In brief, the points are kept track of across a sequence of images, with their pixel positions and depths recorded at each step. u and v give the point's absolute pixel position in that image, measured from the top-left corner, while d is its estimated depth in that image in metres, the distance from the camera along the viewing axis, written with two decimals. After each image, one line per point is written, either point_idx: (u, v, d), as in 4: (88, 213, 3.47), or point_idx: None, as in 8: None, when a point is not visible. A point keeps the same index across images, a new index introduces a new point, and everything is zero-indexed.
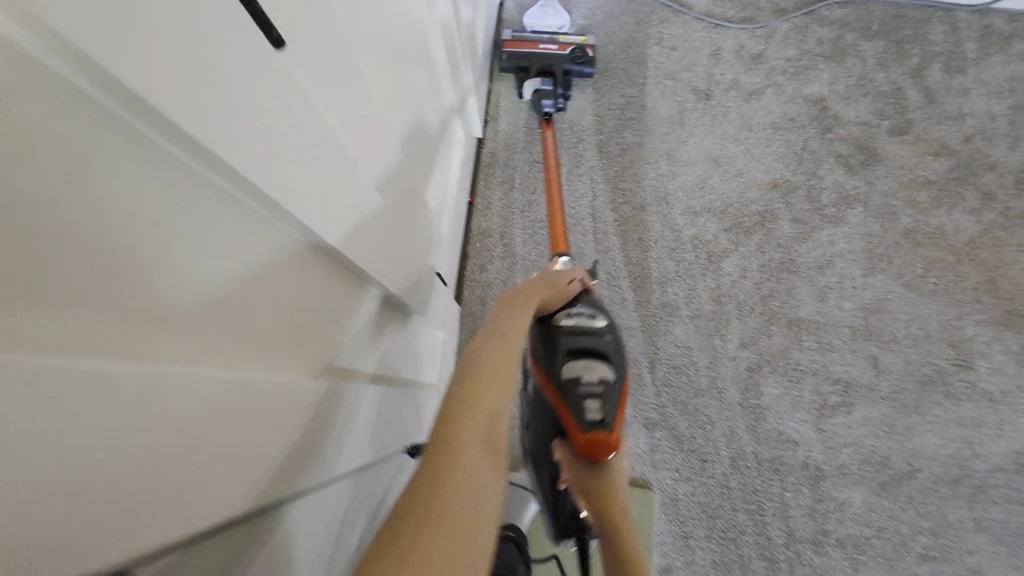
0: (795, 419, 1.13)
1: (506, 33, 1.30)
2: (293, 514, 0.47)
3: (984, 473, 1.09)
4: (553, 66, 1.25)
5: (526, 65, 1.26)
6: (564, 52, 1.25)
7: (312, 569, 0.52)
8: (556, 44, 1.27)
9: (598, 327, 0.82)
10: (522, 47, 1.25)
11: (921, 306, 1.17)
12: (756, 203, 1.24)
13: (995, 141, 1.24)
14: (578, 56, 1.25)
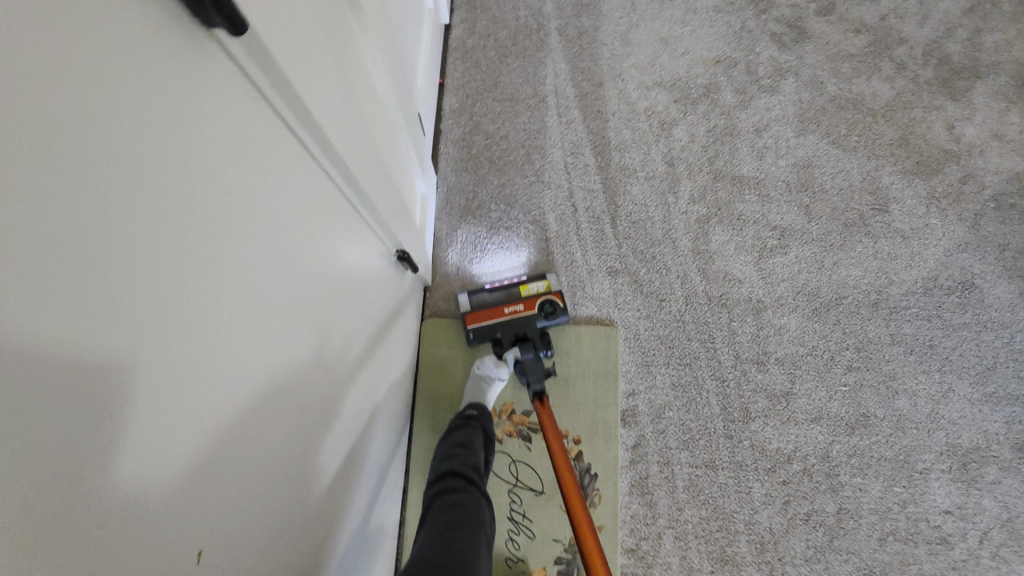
0: (739, 261, 1.28)
1: (462, 299, 1.19)
2: (304, 281, 0.60)
3: (897, 296, 1.27)
4: (527, 331, 1.15)
5: (498, 335, 1.15)
6: (533, 312, 1.15)
7: (317, 327, 0.65)
8: (521, 302, 1.17)
9: None
10: (491, 320, 1.15)
11: (845, 161, 1.33)
12: (701, 77, 1.37)
13: (905, 20, 1.42)
14: (547, 310, 1.16)
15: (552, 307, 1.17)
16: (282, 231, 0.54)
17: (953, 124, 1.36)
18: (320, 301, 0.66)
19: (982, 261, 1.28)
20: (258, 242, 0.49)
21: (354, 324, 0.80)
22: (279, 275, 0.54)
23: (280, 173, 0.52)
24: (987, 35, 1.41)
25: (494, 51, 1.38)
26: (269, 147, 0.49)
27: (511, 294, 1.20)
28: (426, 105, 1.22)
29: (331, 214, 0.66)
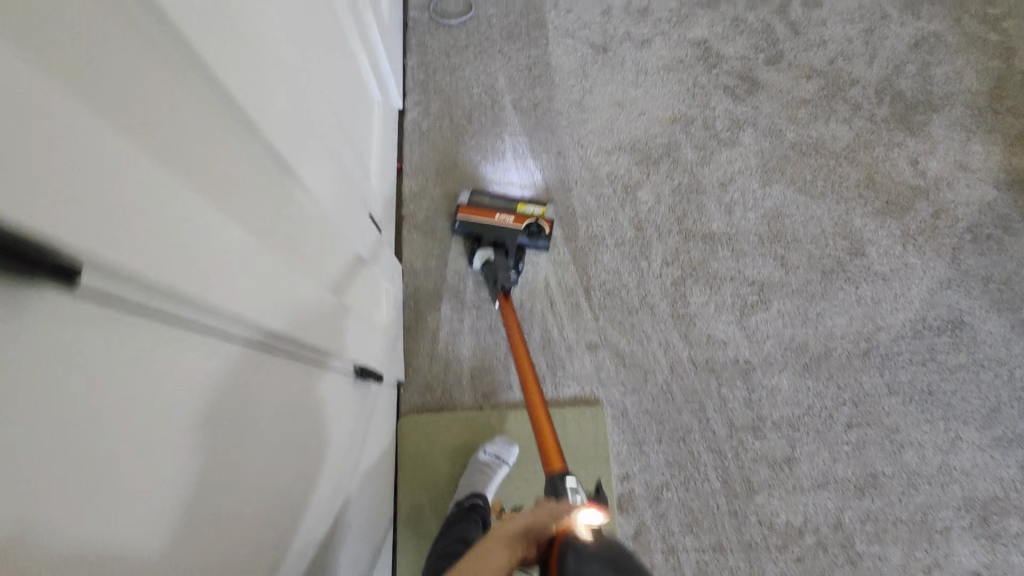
0: (721, 321, 1.24)
1: (462, 192, 1.22)
2: (244, 457, 0.52)
3: (888, 342, 1.22)
4: (506, 242, 1.19)
5: (478, 234, 1.20)
6: (520, 227, 1.18)
7: (269, 494, 0.58)
8: (512, 214, 1.20)
9: None
10: (476, 216, 1.19)
11: (815, 208, 1.31)
12: (659, 137, 1.36)
13: (854, 60, 1.42)
14: (534, 231, 1.19)
15: (539, 231, 1.19)
16: (208, 417, 0.46)
17: (916, 160, 1.35)
18: (270, 461, 0.58)
19: (969, 297, 1.25)
20: (174, 451, 0.41)
21: (318, 469, 0.73)
22: (210, 467, 0.46)
23: (196, 355, 0.44)
24: (936, 68, 1.42)
25: (451, 131, 1.36)
26: (175, 338, 0.42)
27: (506, 206, 1.23)
28: (382, 195, 1.18)
29: (270, 362, 0.59)
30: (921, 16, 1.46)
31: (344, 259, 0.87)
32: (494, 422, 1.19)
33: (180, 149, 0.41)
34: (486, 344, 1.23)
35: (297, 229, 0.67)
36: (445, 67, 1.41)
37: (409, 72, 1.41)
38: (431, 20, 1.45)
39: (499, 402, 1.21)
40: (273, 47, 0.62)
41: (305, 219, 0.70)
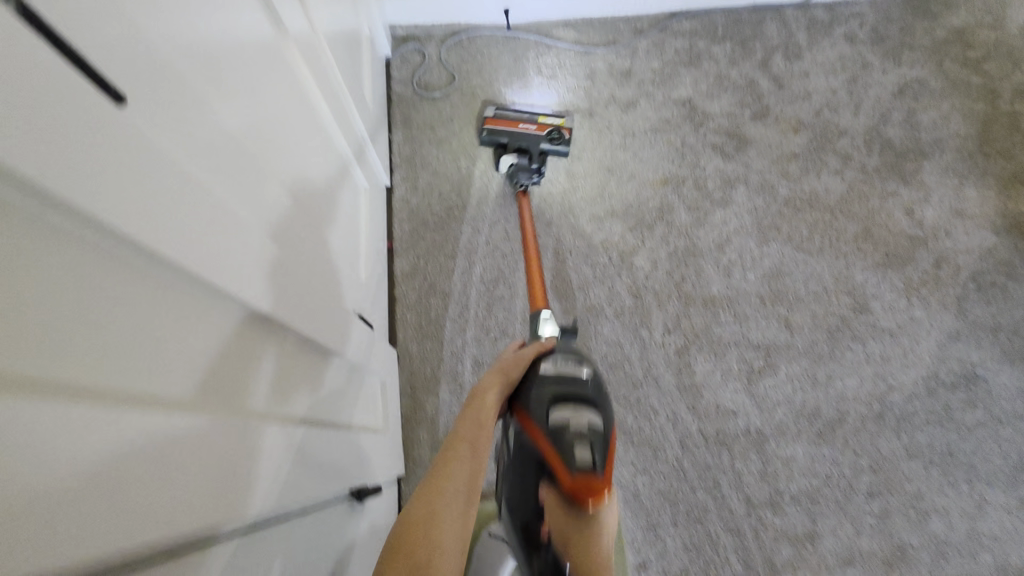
0: (728, 390, 1.20)
1: (489, 106, 1.34)
2: None
3: (901, 402, 1.19)
4: (529, 146, 1.30)
5: (505, 141, 1.31)
6: (542, 133, 1.29)
7: None
8: (535, 123, 1.31)
9: (580, 377, 0.73)
10: (501, 124, 1.30)
11: (814, 265, 1.29)
12: (651, 200, 1.34)
13: (840, 111, 1.42)
14: (555, 137, 1.29)
15: (560, 136, 1.30)
16: None
17: (912, 209, 1.33)
18: None
19: (979, 349, 1.22)
20: None
21: None
22: None
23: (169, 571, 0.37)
24: (922, 114, 1.41)
25: (440, 205, 1.34)
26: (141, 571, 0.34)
27: (529, 117, 1.34)
28: (374, 284, 1.15)
29: (259, 536, 0.52)
30: (903, 63, 1.47)
31: (332, 374, 0.82)
32: None
33: (164, 372, 0.39)
34: None
35: (288, 370, 0.64)
36: (431, 140, 1.40)
37: (395, 147, 1.39)
38: (414, 94, 1.44)
39: None
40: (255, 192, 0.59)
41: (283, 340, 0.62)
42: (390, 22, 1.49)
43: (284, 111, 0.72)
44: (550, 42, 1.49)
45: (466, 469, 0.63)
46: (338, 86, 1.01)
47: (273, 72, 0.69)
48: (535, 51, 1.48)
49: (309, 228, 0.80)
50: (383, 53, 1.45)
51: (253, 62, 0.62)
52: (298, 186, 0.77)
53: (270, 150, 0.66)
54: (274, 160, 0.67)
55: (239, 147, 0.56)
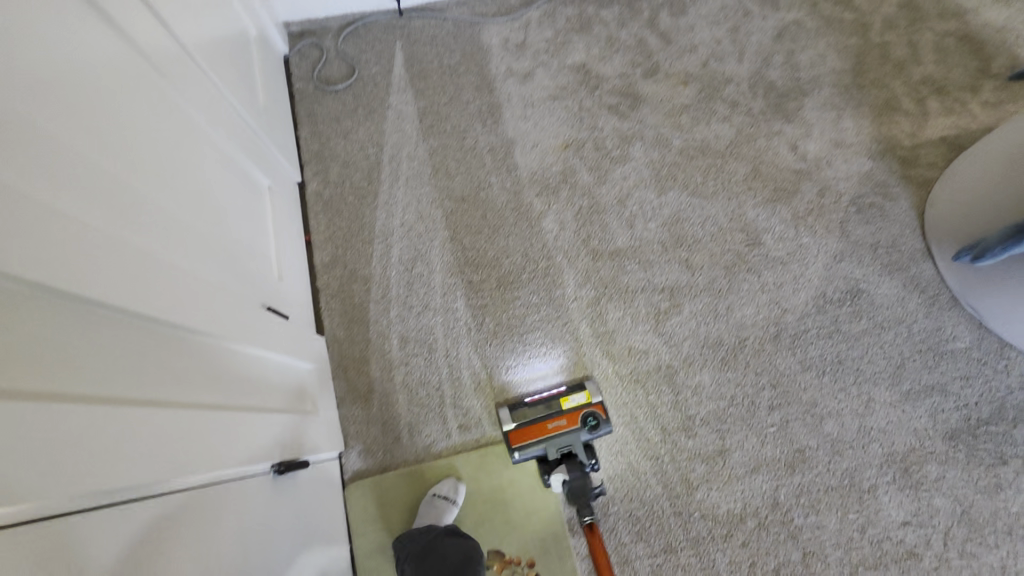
0: (639, 332, 1.29)
1: (504, 416, 1.21)
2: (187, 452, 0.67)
3: (795, 323, 1.29)
4: (574, 446, 1.16)
5: (544, 450, 1.17)
6: (579, 428, 1.17)
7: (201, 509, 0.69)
8: (564, 414, 1.19)
9: None
10: (531, 434, 1.17)
11: (710, 207, 1.38)
12: (555, 165, 1.42)
13: (724, 60, 1.50)
14: (593, 424, 1.18)
15: (596, 419, 1.19)
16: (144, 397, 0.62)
17: (796, 144, 1.43)
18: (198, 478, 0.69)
19: (861, 266, 1.33)
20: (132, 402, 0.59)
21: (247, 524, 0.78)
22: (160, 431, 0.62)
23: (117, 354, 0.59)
24: (800, 54, 1.50)
25: (353, 195, 1.40)
26: (99, 343, 0.57)
27: (551, 410, 1.21)
28: (289, 276, 1.22)
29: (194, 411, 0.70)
30: (780, 7, 1.55)
31: (248, 344, 0.93)
32: (442, 475, 1.23)
33: (32, 357, 0.48)
34: (419, 398, 1.27)
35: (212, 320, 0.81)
36: (338, 132, 1.44)
37: (304, 142, 1.44)
38: (317, 89, 1.48)
39: (441, 452, 1.25)
40: (115, 198, 0.65)
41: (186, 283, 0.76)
42: (283, 20, 1.51)
43: (149, 124, 0.77)
44: (447, 22, 1.53)
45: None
46: (233, 92, 1.12)
47: (128, 88, 0.74)
48: (431, 34, 1.52)
49: (198, 230, 0.86)
50: (280, 50, 1.47)
51: (92, 77, 0.66)
52: (176, 192, 0.82)
53: (153, 157, 0.77)
54: (138, 171, 0.73)
55: (85, 158, 0.61)
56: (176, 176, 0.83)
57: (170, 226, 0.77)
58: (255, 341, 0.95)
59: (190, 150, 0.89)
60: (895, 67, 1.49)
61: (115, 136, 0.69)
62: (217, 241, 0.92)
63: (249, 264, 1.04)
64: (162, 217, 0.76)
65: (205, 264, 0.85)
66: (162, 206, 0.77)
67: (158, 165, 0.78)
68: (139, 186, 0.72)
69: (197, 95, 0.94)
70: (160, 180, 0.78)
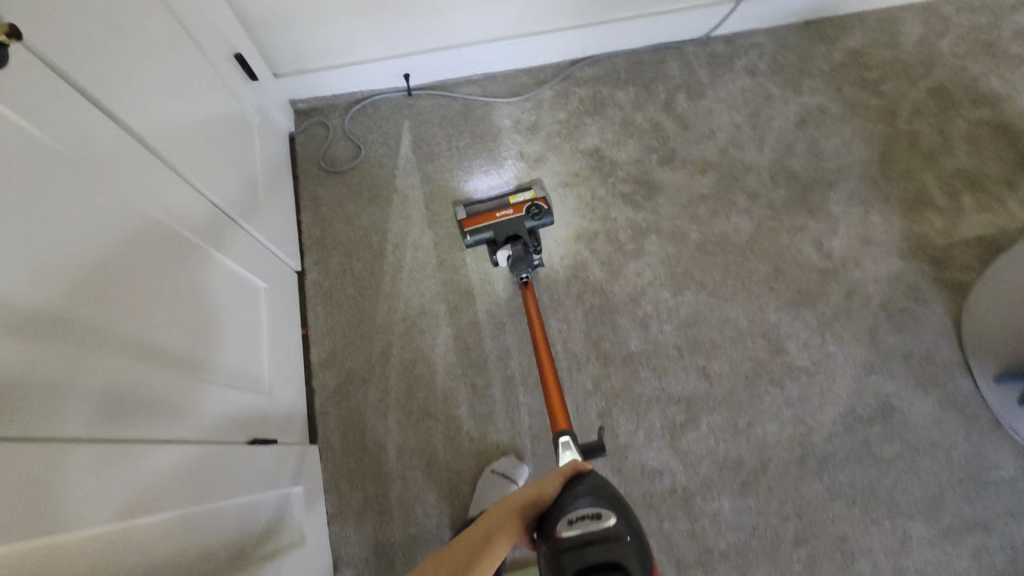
0: (652, 449, 1.20)
1: (460, 209, 1.32)
2: None
3: (822, 443, 1.20)
4: (519, 232, 1.27)
5: (491, 237, 1.27)
6: (522, 214, 1.28)
7: None
8: (510, 207, 1.30)
9: (610, 533, 0.72)
10: (479, 222, 1.27)
11: (729, 309, 1.29)
12: (565, 258, 1.33)
13: (744, 147, 1.43)
14: (535, 212, 1.28)
15: (538, 209, 1.29)
16: None
17: (821, 241, 1.35)
18: None
19: (893, 380, 1.24)
20: None
21: None
22: None
23: None
24: (825, 142, 1.43)
25: (354, 285, 1.31)
26: None
27: (502, 205, 1.33)
28: (281, 386, 1.12)
29: None
30: (803, 91, 1.48)
31: (223, 500, 0.80)
32: None
33: None
34: (416, 518, 1.17)
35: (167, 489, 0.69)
36: (340, 216, 1.36)
37: (306, 227, 1.36)
38: (321, 171, 1.40)
39: None
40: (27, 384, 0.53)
41: (134, 455, 0.64)
42: (289, 98, 1.43)
43: (106, 262, 0.67)
44: (456, 101, 1.46)
45: (476, 539, 0.77)
46: (222, 191, 1.03)
47: (82, 226, 0.64)
48: (439, 114, 1.45)
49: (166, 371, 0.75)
50: (284, 127, 1.41)
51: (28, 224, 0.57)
52: (141, 330, 0.72)
53: (104, 302, 0.66)
54: (81, 322, 0.62)
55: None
56: (143, 309, 0.73)
57: (122, 378, 0.66)
58: (230, 491, 0.83)
59: (164, 276, 0.78)
60: (926, 158, 1.41)
61: (51, 288, 0.58)
62: (190, 376, 0.81)
63: (233, 393, 0.92)
64: (112, 371, 0.65)
65: (169, 414, 0.74)
66: (115, 357, 0.66)
67: (114, 303, 0.68)
68: (75, 343, 0.61)
69: (179, 208, 0.86)
70: (115, 322, 0.67)
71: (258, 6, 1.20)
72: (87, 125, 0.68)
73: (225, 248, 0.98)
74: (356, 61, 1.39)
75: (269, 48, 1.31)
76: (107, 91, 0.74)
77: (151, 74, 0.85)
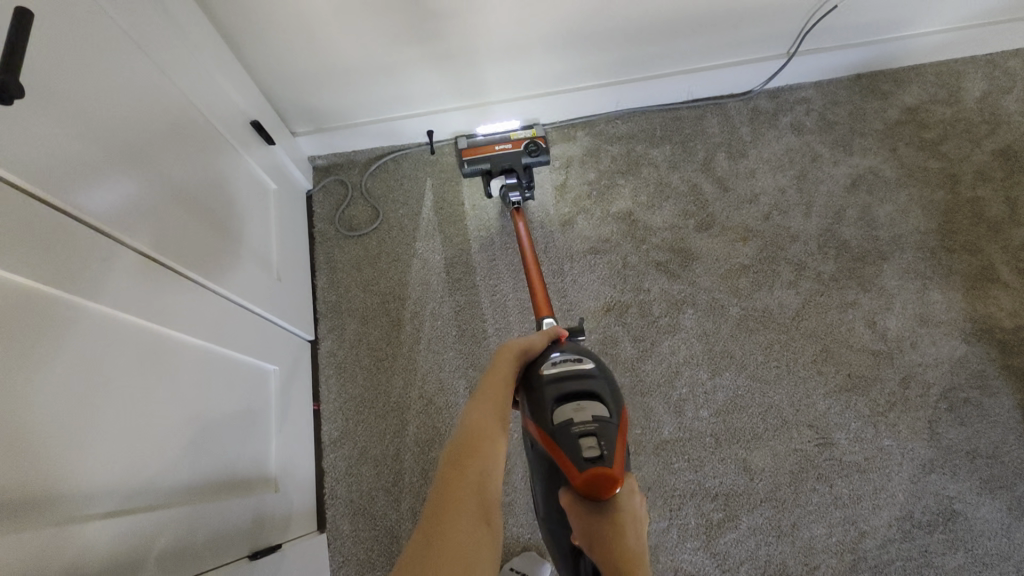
0: (686, 550, 1.10)
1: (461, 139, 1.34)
2: None
3: (875, 551, 1.08)
4: (514, 164, 1.31)
5: (488, 168, 1.30)
6: (520, 149, 1.31)
7: None
8: (509, 142, 1.33)
9: (586, 369, 0.84)
10: (478, 151, 1.30)
11: (773, 394, 1.19)
12: (593, 331, 1.25)
13: (790, 213, 1.33)
14: (532, 149, 1.32)
15: (537, 146, 1.32)
16: None
17: (874, 320, 1.24)
18: None
19: (957, 481, 1.12)
20: None
21: None
22: None
23: None
24: (878, 209, 1.32)
25: (369, 357, 1.25)
26: None
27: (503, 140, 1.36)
28: (289, 475, 1.05)
29: None
30: (854, 151, 1.37)
31: None
32: None
33: None
34: None
35: None
36: (358, 280, 1.30)
37: (321, 291, 1.30)
38: (339, 233, 1.34)
39: None
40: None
41: None
42: (309, 154, 1.39)
43: (97, 404, 0.62)
44: None
45: (500, 388, 0.74)
46: (235, 274, 0.97)
47: (71, 370, 0.59)
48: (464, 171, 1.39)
49: (155, 504, 0.69)
50: (303, 185, 1.36)
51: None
52: (129, 465, 0.65)
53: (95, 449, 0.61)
54: (61, 478, 0.56)
55: None
56: (127, 437, 0.66)
57: (103, 535, 0.59)
58: None
59: (161, 391, 0.73)
60: (991, 228, 1.30)
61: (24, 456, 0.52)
62: (188, 496, 0.75)
63: (238, 503, 0.86)
64: (96, 532, 0.58)
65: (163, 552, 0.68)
66: (94, 512, 0.59)
67: (98, 447, 0.61)
68: (55, 513, 0.54)
69: (174, 308, 0.79)
70: (98, 467, 0.61)
71: (274, 74, 1.16)
72: (76, 252, 0.63)
73: (231, 340, 0.92)
74: (378, 119, 1.34)
75: (288, 110, 1.26)
76: (95, 197, 0.67)
77: (158, 168, 0.80)
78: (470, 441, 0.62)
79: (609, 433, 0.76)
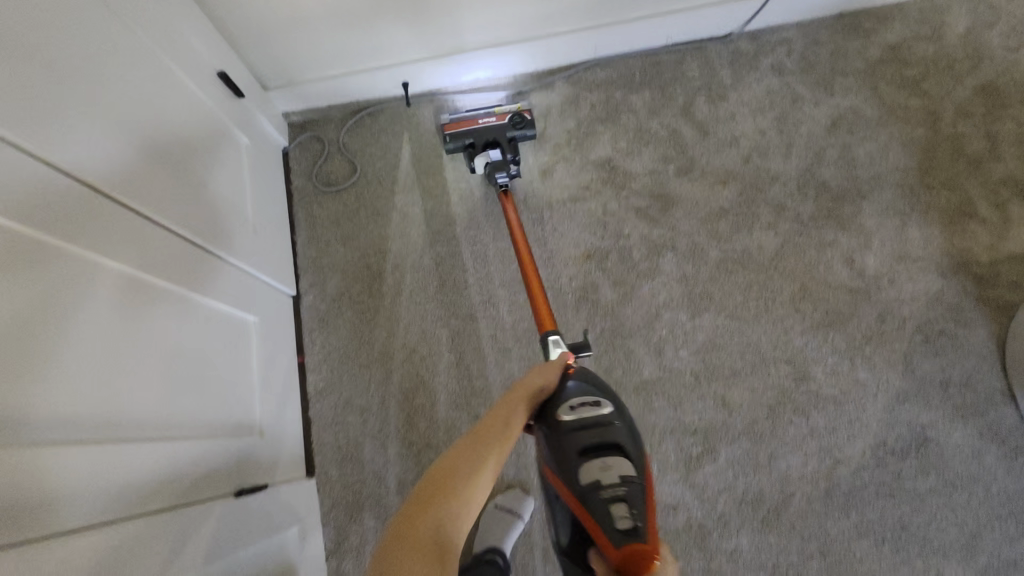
0: (667, 482, 1.13)
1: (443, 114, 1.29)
2: None
3: (849, 477, 1.12)
4: (499, 140, 1.27)
5: (471, 142, 1.26)
6: (505, 122, 1.26)
7: None
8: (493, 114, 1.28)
9: (606, 415, 0.83)
10: (462, 126, 1.25)
11: (751, 333, 1.21)
12: (574, 278, 1.26)
13: (770, 155, 1.32)
14: (518, 121, 1.27)
15: (523, 119, 1.27)
16: None
17: (852, 257, 1.25)
18: None
19: (930, 409, 1.15)
20: None
21: None
22: None
23: None
24: (858, 148, 1.32)
25: (351, 309, 1.26)
26: None
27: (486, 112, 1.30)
28: (274, 422, 1.08)
29: None
30: (835, 91, 1.36)
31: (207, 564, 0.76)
32: None
33: None
34: None
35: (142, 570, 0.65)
36: (337, 235, 1.31)
37: (300, 247, 1.30)
38: (317, 189, 1.34)
39: None
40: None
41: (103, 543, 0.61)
42: (282, 110, 1.37)
43: (71, 336, 0.63)
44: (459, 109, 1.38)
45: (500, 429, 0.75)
46: (211, 225, 0.97)
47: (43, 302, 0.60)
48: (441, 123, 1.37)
49: (139, 437, 0.71)
50: (278, 142, 1.34)
51: None
52: (105, 401, 0.66)
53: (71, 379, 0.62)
54: (34, 406, 0.57)
55: None
56: (105, 371, 0.67)
57: (85, 461, 0.61)
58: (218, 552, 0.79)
59: (139, 333, 0.74)
60: (971, 163, 1.29)
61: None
62: (172, 433, 0.77)
63: (222, 442, 0.88)
64: (78, 456, 0.60)
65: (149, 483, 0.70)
66: (73, 438, 0.61)
67: (70, 379, 0.62)
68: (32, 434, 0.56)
69: (150, 251, 0.80)
70: (75, 395, 0.62)
71: (241, 24, 1.13)
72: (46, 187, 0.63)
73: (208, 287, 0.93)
74: (351, 71, 1.32)
75: (258, 63, 1.25)
76: (64, 135, 0.67)
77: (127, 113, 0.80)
78: (439, 479, 0.65)
79: (640, 497, 0.74)
